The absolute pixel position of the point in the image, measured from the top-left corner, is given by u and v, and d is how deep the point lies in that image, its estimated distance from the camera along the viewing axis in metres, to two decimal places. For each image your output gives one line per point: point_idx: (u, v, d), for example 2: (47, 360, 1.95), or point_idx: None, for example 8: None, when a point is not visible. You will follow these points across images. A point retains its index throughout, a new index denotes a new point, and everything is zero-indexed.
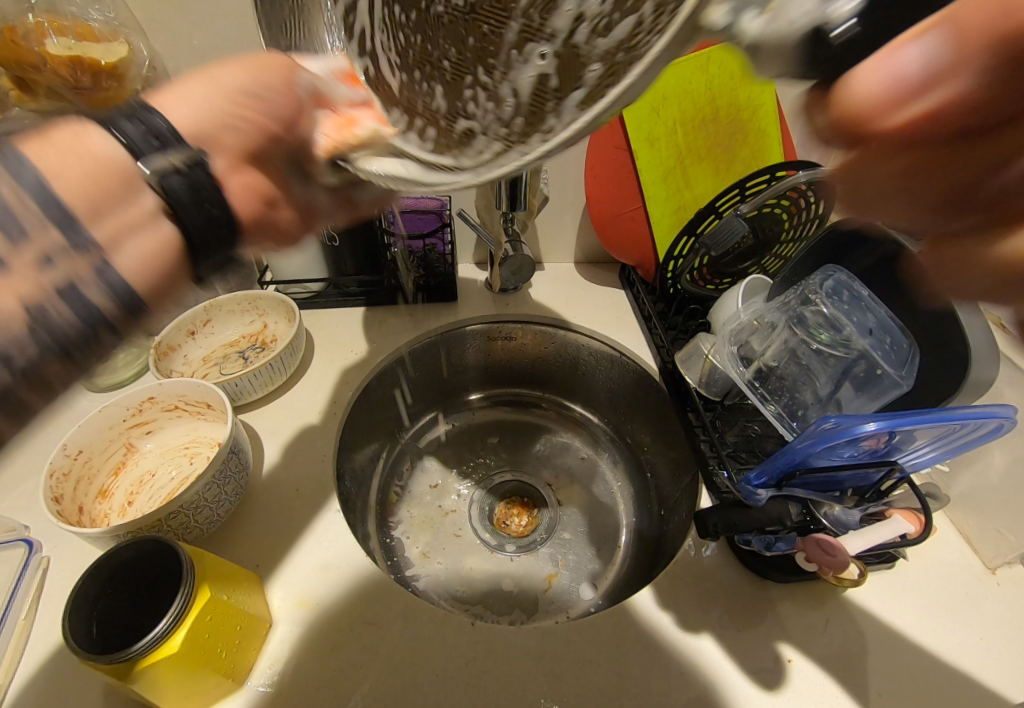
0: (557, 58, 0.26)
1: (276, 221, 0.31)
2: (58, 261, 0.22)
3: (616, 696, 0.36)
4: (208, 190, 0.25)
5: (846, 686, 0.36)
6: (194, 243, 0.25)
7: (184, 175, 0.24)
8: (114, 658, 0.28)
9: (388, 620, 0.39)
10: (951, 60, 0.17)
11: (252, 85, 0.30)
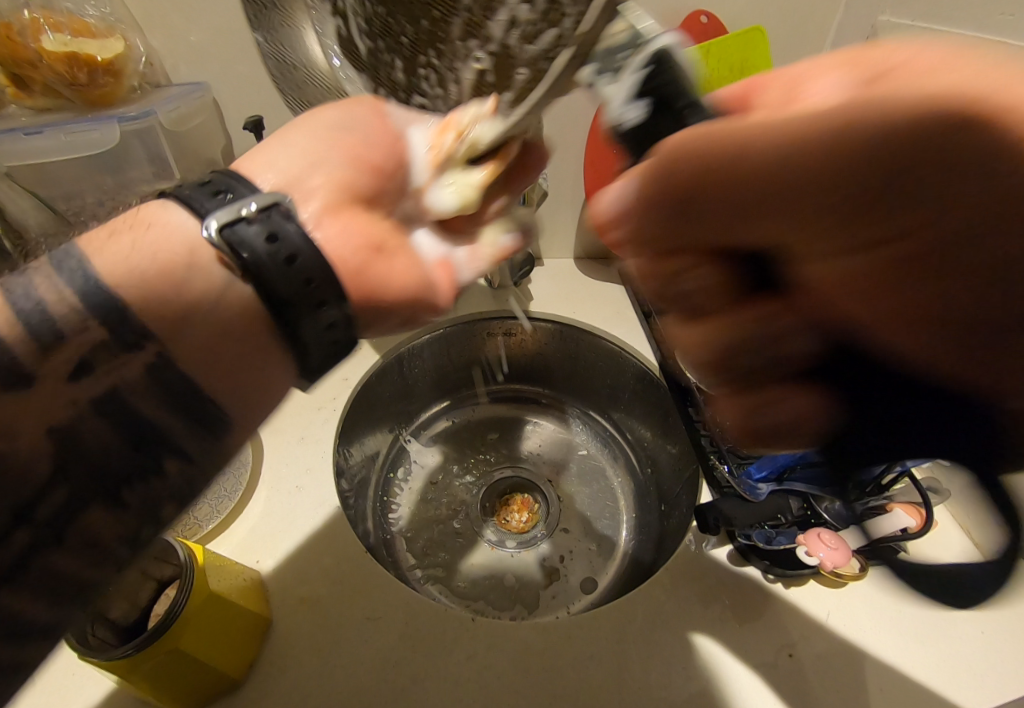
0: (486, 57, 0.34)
1: (383, 262, 0.32)
2: (96, 367, 0.23)
3: (618, 690, 0.36)
4: (284, 238, 0.24)
5: (848, 680, 0.36)
6: (280, 301, 0.24)
7: (258, 232, 0.24)
8: (113, 655, 0.28)
9: (388, 614, 0.39)
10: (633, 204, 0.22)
11: (341, 125, 0.34)
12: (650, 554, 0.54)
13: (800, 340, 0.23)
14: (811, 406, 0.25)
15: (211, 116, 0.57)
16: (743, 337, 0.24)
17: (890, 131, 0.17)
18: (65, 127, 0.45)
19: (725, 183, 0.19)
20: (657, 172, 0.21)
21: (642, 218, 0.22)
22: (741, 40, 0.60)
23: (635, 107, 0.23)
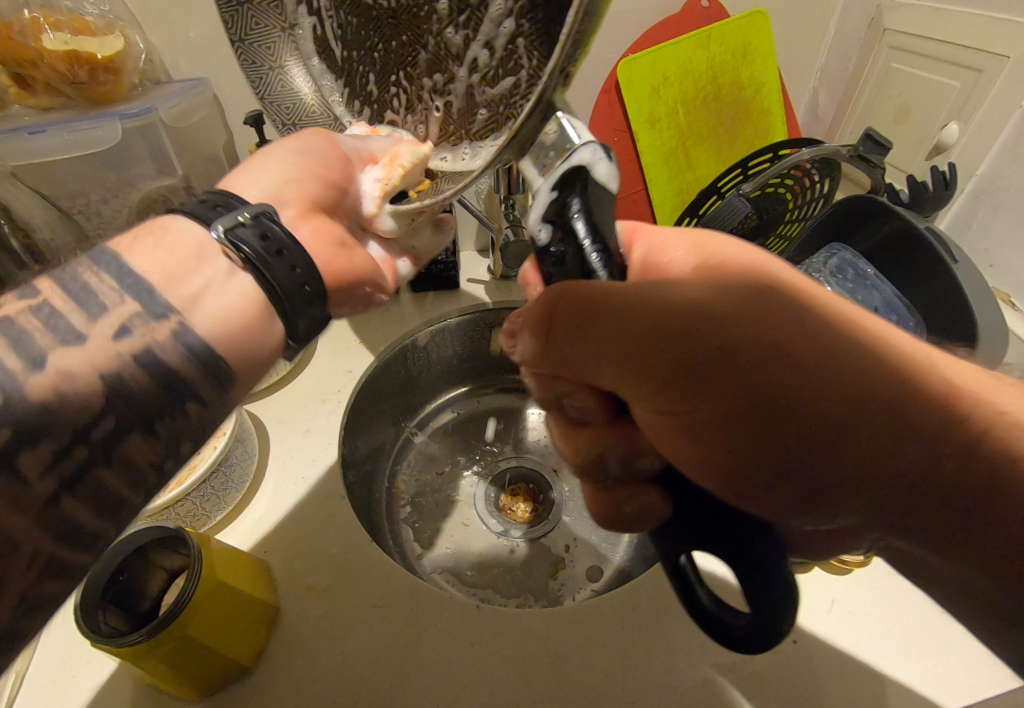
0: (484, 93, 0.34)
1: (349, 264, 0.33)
2: (137, 328, 0.24)
3: (624, 677, 0.36)
4: (272, 235, 0.28)
5: (854, 667, 0.36)
6: (274, 290, 0.28)
7: (251, 229, 0.27)
8: (123, 641, 0.28)
9: (393, 604, 0.39)
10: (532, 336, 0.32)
11: (300, 151, 0.34)
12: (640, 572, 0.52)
13: (647, 459, 0.32)
14: (653, 500, 0.30)
15: (213, 111, 0.57)
16: (602, 452, 0.33)
17: (697, 322, 0.26)
18: (68, 125, 0.45)
19: (579, 344, 0.29)
20: (557, 310, 0.29)
21: (532, 353, 0.32)
22: (744, 25, 0.60)
23: (545, 228, 0.30)
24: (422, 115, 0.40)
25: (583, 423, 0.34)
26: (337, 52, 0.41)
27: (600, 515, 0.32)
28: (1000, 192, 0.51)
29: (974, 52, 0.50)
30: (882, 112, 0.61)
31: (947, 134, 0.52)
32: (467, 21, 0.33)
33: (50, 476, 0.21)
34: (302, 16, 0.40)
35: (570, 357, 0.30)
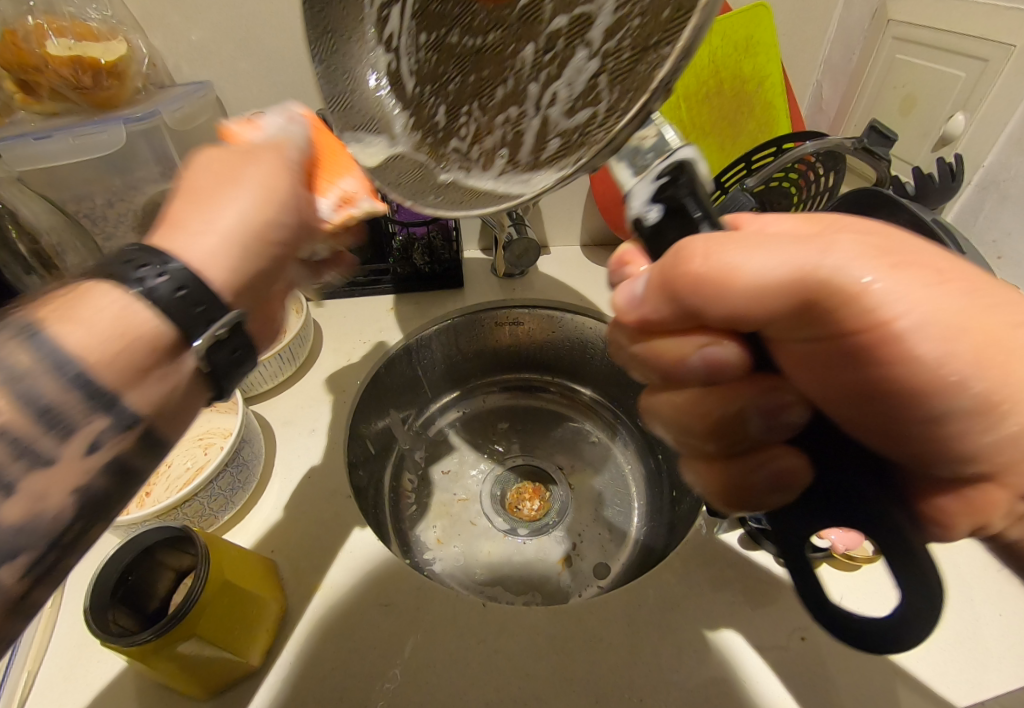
0: (573, 132, 0.31)
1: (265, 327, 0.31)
2: (104, 444, 0.23)
3: (631, 674, 0.36)
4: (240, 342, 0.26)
5: (865, 666, 0.36)
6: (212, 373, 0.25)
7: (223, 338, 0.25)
8: (129, 641, 0.28)
9: (398, 599, 0.40)
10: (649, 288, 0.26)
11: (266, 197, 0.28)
12: (663, 539, 0.54)
13: (796, 412, 0.25)
14: (794, 464, 0.25)
15: (217, 113, 0.57)
16: (742, 409, 0.26)
17: (888, 276, 0.21)
18: (73, 130, 0.46)
19: (718, 297, 0.24)
20: (685, 257, 0.24)
21: (656, 303, 0.26)
22: (748, 17, 0.59)
23: (656, 207, 0.27)
24: (490, 154, 0.36)
25: (708, 385, 0.27)
26: (411, 90, 0.39)
27: (730, 491, 0.27)
28: (1006, 183, 0.50)
29: (980, 41, 0.49)
30: (886, 103, 0.60)
31: (953, 125, 0.52)
32: (554, 58, 0.33)
33: (27, 576, 0.21)
34: (377, 54, 0.39)
35: (700, 307, 0.25)
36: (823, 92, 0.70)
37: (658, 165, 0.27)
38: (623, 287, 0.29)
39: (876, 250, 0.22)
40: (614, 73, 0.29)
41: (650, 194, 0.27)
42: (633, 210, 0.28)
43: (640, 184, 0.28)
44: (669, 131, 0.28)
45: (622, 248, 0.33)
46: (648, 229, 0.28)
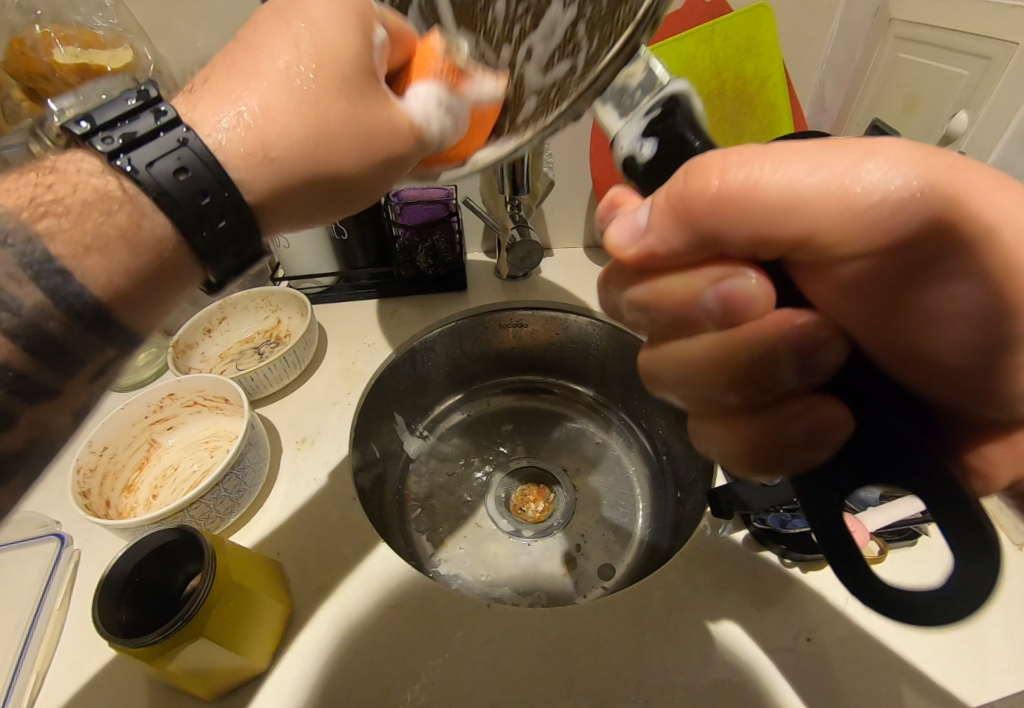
0: (551, 90, 0.32)
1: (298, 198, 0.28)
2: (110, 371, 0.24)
3: (635, 676, 0.36)
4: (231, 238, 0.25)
5: (872, 667, 0.36)
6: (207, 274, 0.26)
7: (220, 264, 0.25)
8: (139, 642, 0.29)
9: (403, 601, 0.40)
10: (658, 219, 0.25)
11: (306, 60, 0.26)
12: (667, 541, 0.54)
13: (831, 351, 0.25)
14: (832, 411, 0.24)
15: None
16: (773, 350, 0.25)
17: (930, 185, 0.22)
18: None
19: (745, 223, 0.24)
20: (701, 186, 0.24)
21: (665, 233, 0.26)
22: (749, 18, 0.59)
23: (648, 142, 0.27)
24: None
25: (730, 323, 0.26)
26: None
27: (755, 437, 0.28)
28: (1009, 181, 0.50)
29: (981, 39, 0.49)
30: (889, 103, 0.60)
31: (955, 123, 0.52)
32: (527, 10, 0.35)
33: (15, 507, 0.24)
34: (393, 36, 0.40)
35: (722, 234, 0.24)
36: (826, 92, 0.70)
37: (647, 102, 0.28)
38: (621, 221, 0.28)
39: (913, 157, 0.22)
40: (590, 20, 0.30)
41: (640, 130, 0.27)
42: (622, 150, 0.28)
43: (629, 124, 0.28)
44: (656, 64, 0.28)
45: (612, 192, 0.31)
46: (639, 167, 0.28)
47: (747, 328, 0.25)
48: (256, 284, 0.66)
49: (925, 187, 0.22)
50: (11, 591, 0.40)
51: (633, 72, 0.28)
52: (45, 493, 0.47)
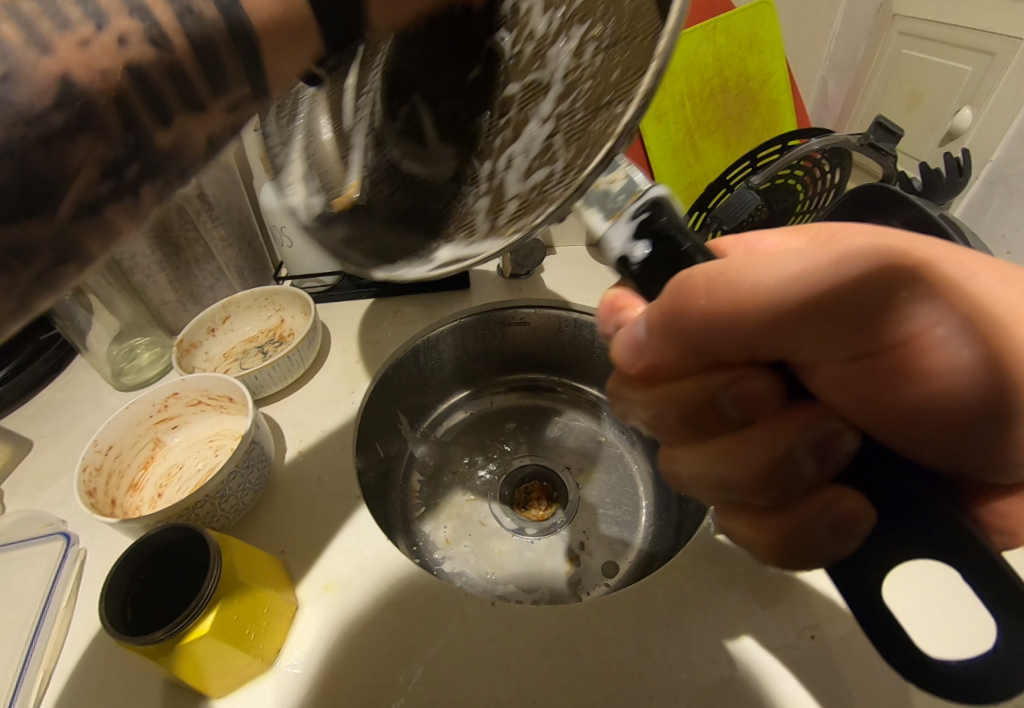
0: (544, 184, 0.31)
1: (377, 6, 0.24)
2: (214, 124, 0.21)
3: (638, 673, 0.36)
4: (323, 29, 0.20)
5: (876, 663, 0.36)
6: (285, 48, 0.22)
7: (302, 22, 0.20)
8: (148, 640, 0.29)
9: (408, 601, 0.40)
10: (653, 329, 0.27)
11: None
12: (670, 541, 0.54)
13: (847, 440, 0.24)
14: (853, 504, 0.23)
15: None
16: (789, 449, 0.24)
17: (897, 271, 0.22)
18: None
19: (731, 327, 0.24)
20: (683, 294, 0.25)
21: (660, 346, 0.27)
22: (750, 15, 0.60)
23: (640, 244, 0.29)
24: (468, 219, 0.36)
25: (743, 425, 0.25)
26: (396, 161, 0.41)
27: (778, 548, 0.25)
28: (1015, 176, 0.50)
29: (986, 35, 0.49)
30: (892, 99, 0.60)
31: (960, 119, 0.52)
32: (509, 124, 0.37)
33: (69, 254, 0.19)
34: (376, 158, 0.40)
35: (712, 341, 0.25)
36: (828, 89, 0.70)
37: (630, 207, 0.30)
38: (623, 332, 0.29)
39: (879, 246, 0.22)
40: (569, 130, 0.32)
41: (629, 232, 0.29)
42: (613, 254, 0.30)
43: (616, 229, 0.30)
44: (637, 173, 0.31)
45: (610, 295, 0.33)
46: (634, 270, 0.29)
47: (755, 433, 0.25)
48: (259, 283, 0.66)
49: (886, 273, 0.22)
50: (19, 588, 0.40)
51: (610, 182, 0.30)
52: (52, 491, 0.47)
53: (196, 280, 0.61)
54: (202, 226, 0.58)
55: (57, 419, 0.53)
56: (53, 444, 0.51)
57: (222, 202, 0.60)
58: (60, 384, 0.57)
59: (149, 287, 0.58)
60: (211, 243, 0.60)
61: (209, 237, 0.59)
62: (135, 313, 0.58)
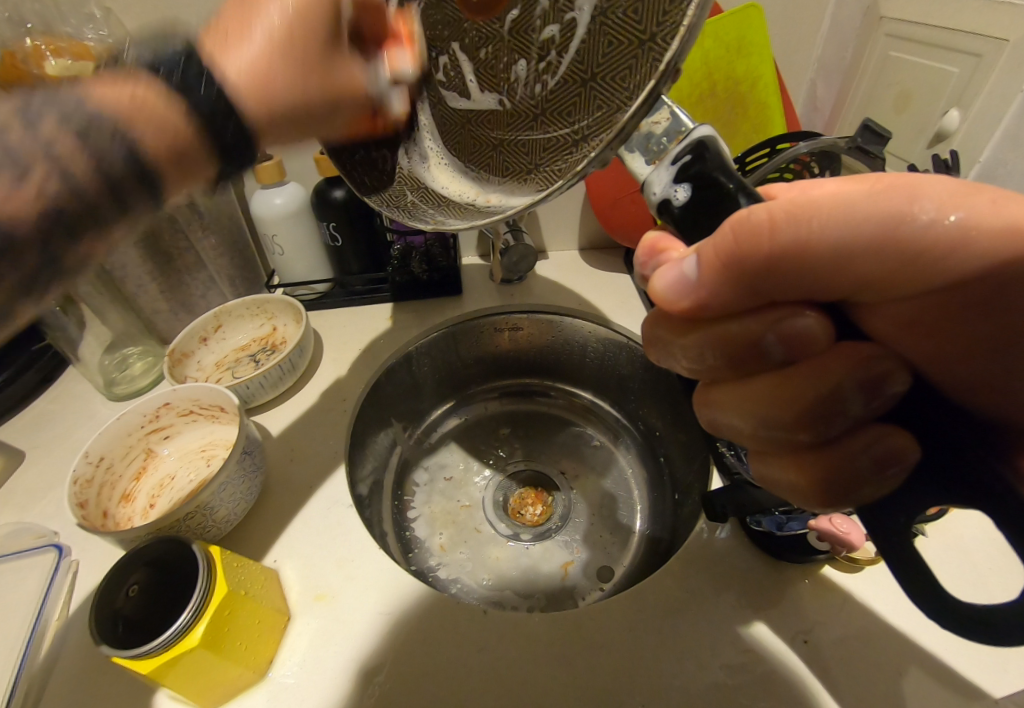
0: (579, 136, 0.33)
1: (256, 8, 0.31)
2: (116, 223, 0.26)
3: (630, 682, 0.36)
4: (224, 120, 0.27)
5: (867, 667, 0.36)
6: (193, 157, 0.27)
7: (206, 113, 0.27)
8: (138, 653, 0.29)
9: (399, 610, 0.40)
10: (710, 272, 0.26)
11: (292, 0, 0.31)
12: (665, 546, 0.54)
13: (896, 381, 0.24)
14: (903, 442, 0.24)
15: None
16: (838, 385, 0.25)
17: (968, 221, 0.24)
18: None
19: (802, 267, 0.25)
20: (749, 230, 0.25)
21: (715, 286, 0.26)
22: (739, 19, 0.60)
23: (682, 187, 0.28)
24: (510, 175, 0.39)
25: (790, 361, 0.26)
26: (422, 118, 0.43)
27: (821, 484, 0.27)
28: (1003, 177, 0.50)
29: (974, 37, 0.49)
30: (881, 100, 0.60)
31: (948, 121, 0.52)
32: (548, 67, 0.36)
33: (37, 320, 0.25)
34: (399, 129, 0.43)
35: (777, 280, 0.25)
36: (818, 91, 0.70)
37: (674, 149, 0.28)
38: (666, 272, 0.28)
39: (947, 198, 0.24)
40: (591, 66, 0.33)
41: (672, 175, 0.28)
42: (652, 197, 0.29)
43: (658, 174, 0.29)
44: (681, 114, 0.29)
45: (650, 238, 0.33)
46: (671, 214, 0.29)
47: (809, 368, 0.25)
48: (251, 292, 0.66)
49: (961, 217, 0.24)
50: (8, 602, 0.40)
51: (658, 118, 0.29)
52: (43, 503, 0.47)
53: (188, 290, 0.61)
54: (193, 236, 0.59)
55: (48, 431, 0.53)
56: (44, 456, 0.51)
57: (213, 212, 0.60)
58: (52, 395, 0.57)
59: (139, 297, 0.57)
60: (202, 252, 0.60)
61: (200, 246, 0.59)
62: (126, 323, 0.58)
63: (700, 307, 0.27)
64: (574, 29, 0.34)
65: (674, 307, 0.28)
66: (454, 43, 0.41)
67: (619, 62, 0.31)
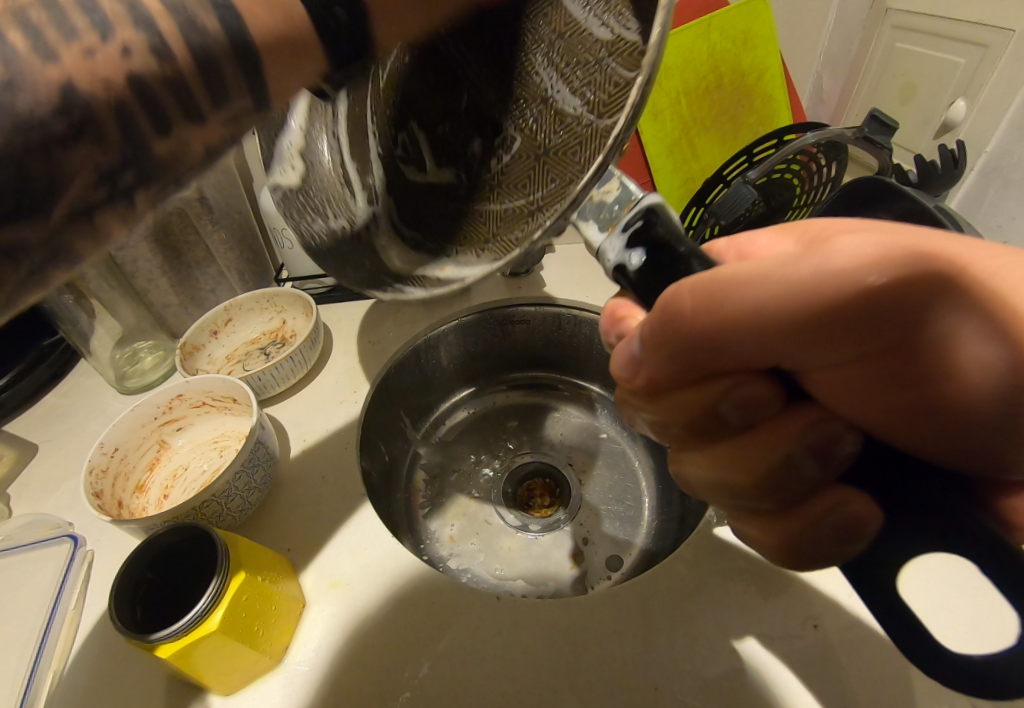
0: (530, 208, 0.38)
1: None
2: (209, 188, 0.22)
3: (646, 667, 0.36)
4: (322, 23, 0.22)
5: (878, 649, 0.36)
6: None
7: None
8: (156, 637, 0.29)
9: (415, 594, 0.40)
10: (651, 350, 0.28)
11: None
12: (674, 536, 0.54)
13: (847, 442, 0.23)
14: (861, 511, 0.23)
15: None
16: (789, 453, 0.24)
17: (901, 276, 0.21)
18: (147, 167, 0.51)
19: (729, 339, 0.25)
20: (675, 311, 0.26)
21: (657, 363, 0.27)
22: (743, 12, 0.60)
23: (636, 253, 0.30)
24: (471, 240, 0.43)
25: (748, 427, 0.25)
26: (383, 199, 0.47)
27: (782, 548, 0.25)
28: (1009, 167, 0.50)
29: (978, 26, 0.49)
30: (885, 91, 0.61)
31: (953, 111, 0.52)
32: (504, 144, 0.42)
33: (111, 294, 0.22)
34: (359, 207, 0.47)
35: (711, 352, 0.25)
36: (823, 82, 0.70)
37: (625, 217, 0.31)
38: (619, 351, 0.30)
39: (878, 249, 0.22)
40: (543, 147, 0.39)
41: (625, 243, 0.31)
42: (607, 262, 0.31)
43: (612, 243, 0.31)
44: (629, 183, 0.32)
45: (610, 305, 0.34)
46: (628, 279, 0.31)
47: (760, 435, 0.25)
48: (259, 286, 0.67)
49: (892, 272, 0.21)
50: (26, 592, 0.40)
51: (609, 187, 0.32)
52: (57, 495, 0.48)
53: (198, 283, 0.61)
54: (203, 230, 0.59)
55: (62, 423, 0.54)
56: (57, 449, 0.51)
57: (223, 205, 0.60)
58: (63, 389, 0.57)
59: (151, 290, 0.58)
60: (212, 246, 0.60)
61: (210, 240, 0.60)
62: (137, 317, 0.59)
63: (652, 380, 0.28)
64: (522, 117, 0.41)
65: (630, 383, 0.30)
66: (414, 119, 0.46)
67: (563, 151, 0.37)
